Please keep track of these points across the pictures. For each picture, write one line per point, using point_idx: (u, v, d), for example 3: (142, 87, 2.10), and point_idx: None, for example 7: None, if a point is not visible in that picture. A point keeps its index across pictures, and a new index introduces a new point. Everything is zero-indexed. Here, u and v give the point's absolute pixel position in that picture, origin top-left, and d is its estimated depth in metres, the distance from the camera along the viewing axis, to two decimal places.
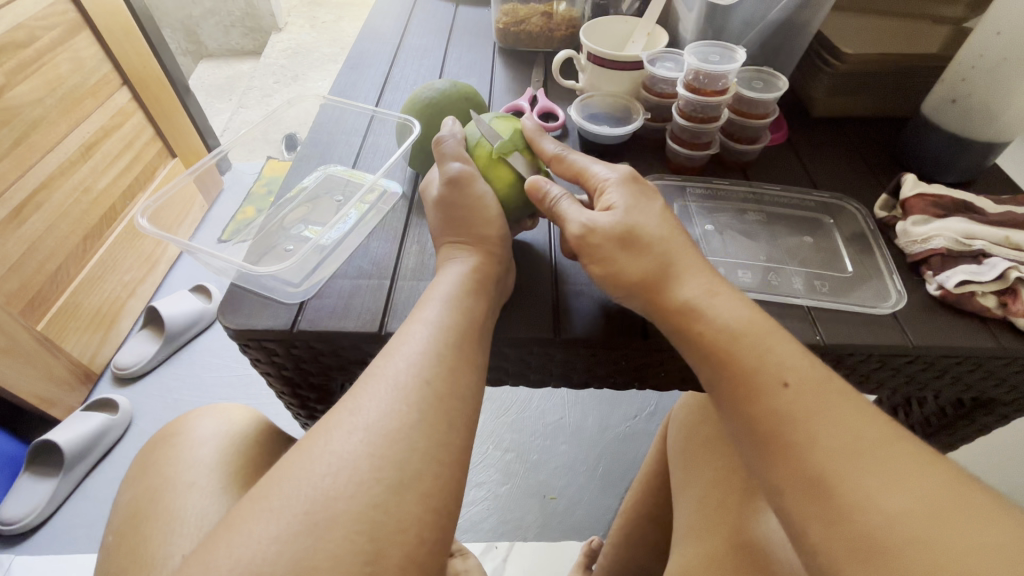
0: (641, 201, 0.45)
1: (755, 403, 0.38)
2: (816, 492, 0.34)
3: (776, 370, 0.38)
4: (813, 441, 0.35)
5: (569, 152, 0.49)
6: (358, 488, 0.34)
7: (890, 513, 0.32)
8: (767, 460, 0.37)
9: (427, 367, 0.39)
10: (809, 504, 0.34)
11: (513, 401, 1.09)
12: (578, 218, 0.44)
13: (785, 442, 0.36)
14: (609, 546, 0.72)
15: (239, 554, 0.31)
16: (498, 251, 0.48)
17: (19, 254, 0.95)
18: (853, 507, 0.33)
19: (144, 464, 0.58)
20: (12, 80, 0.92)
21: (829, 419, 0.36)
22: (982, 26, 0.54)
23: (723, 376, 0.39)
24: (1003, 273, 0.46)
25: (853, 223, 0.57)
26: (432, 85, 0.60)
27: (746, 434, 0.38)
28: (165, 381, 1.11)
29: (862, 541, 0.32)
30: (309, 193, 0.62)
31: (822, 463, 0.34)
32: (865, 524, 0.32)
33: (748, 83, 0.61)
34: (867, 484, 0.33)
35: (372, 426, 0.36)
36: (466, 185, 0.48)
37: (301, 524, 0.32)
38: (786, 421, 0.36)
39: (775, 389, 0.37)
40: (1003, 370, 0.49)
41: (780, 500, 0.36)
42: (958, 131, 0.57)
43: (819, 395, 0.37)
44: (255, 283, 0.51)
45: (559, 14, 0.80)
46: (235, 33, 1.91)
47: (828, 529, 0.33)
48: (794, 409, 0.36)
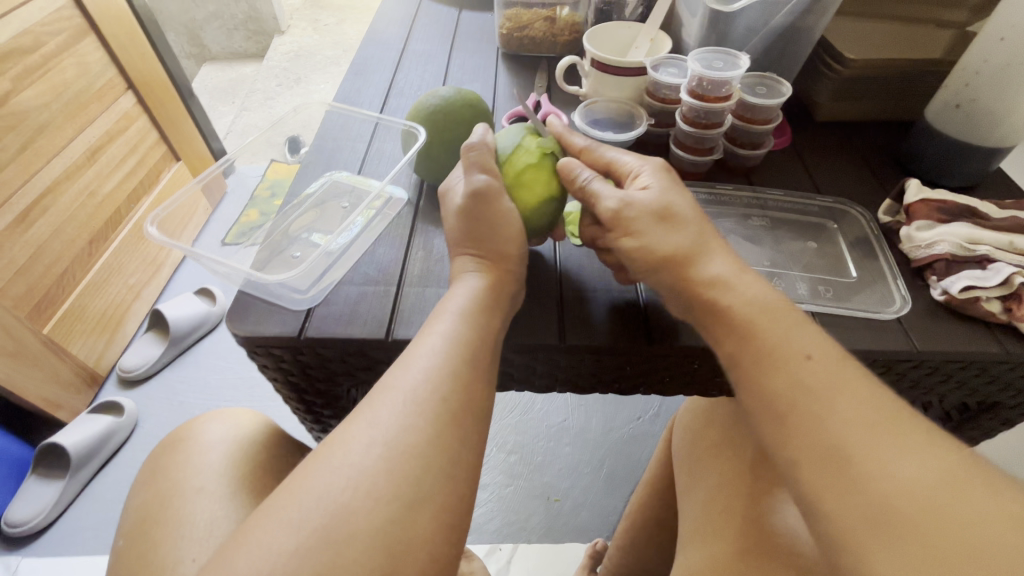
0: (675, 185, 0.46)
1: (777, 373, 0.38)
2: (833, 462, 0.34)
3: (781, 379, 0.38)
4: (831, 413, 0.35)
5: (599, 145, 0.51)
6: (375, 504, 0.34)
7: (904, 481, 0.33)
8: (784, 432, 0.37)
9: (443, 382, 0.39)
10: (824, 474, 0.34)
11: (516, 403, 1.09)
12: (613, 196, 0.45)
13: (805, 413, 0.36)
14: (615, 549, 0.72)
15: (259, 569, 0.32)
16: (516, 266, 0.48)
17: (26, 258, 0.96)
18: (869, 477, 0.33)
19: (153, 469, 0.58)
20: (18, 86, 0.93)
21: (852, 394, 0.36)
22: (985, 32, 0.55)
23: (746, 347, 0.40)
24: (1007, 279, 0.47)
25: (857, 228, 0.57)
26: (436, 92, 0.61)
27: (765, 404, 0.38)
28: (171, 384, 1.11)
29: (878, 511, 0.32)
30: (315, 199, 0.62)
31: (841, 436, 0.35)
32: (881, 494, 0.33)
33: (752, 89, 0.61)
34: (884, 456, 0.33)
35: (390, 442, 0.36)
36: (491, 200, 0.47)
37: (320, 538, 0.33)
38: (808, 393, 0.36)
39: (798, 361, 0.38)
40: (1008, 374, 0.49)
41: (793, 470, 0.36)
42: (962, 136, 0.58)
43: (842, 372, 0.37)
44: (262, 290, 0.51)
45: (561, 19, 0.80)
46: (238, 37, 1.92)
47: (842, 498, 0.33)
48: (816, 381, 0.37)
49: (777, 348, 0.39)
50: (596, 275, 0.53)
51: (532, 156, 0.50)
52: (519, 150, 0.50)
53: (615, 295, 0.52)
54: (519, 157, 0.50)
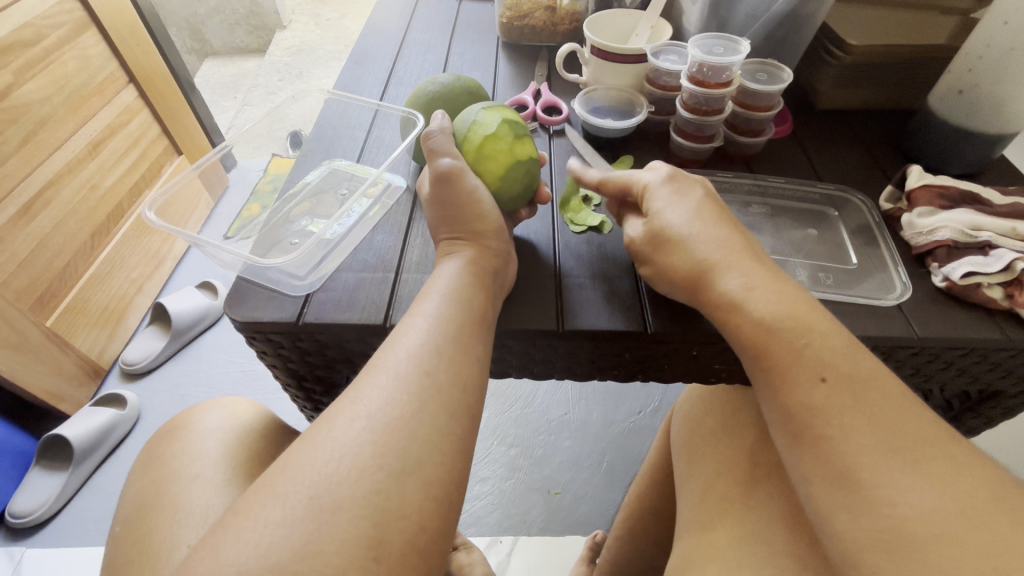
0: (680, 202, 0.45)
1: (790, 398, 0.38)
2: (846, 485, 0.35)
3: (808, 368, 0.38)
4: (846, 435, 0.36)
5: (612, 172, 0.50)
6: (360, 474, 0.34)
7: (920, 511, 0.33)
8: (800, 453, 0.37)
9: (427, 357, 0.40)
10: (837, 495, 0.35)
11: (517, 396, 1.09)
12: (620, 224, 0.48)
13: (820, 436, 0.37)
14: (614, 540, 0.73)
15: (244, 539, 0.32)
16: (494, 245, 0.48)
17: (29, 251, 0.96)
18: (880, 500, 0.34)
19: (150, 457, 0.58)
20: (20, 78, 0.93)
21: (865, 416, 0.36)
22: (990, 16, 0.54)
23: (759, 367, 0.40)
24: (1009, 265, 0.46)
25: (859, 215, 0.57)
26: (435, 79, 0.60)
27: (782, 426, 0.39)
28: (172, 377, 1.12)
29: (889, 533, 0.33)
30: (314, 187, 0.62)
31: (855, 459, 0.35)
32: (894, 517, 0.33)
33: (752, 75, 0.61)
34: (897, 481, 0.34)
35: (374, 415, 0.37)
36: (457, 181, 0.48)
37: (306, 508, 0.33)
38: (821, 415, 0.37)
39: (811, 384, 0.38)
40: (1010, 362, 0.49)
41: (809, 488, 0.37)
42: (966, 121, 0.57)
43: (858, 391, 0.37)
44: (260, 276, 0.52)
45: (562, 8, 0.80)
46: (240, 32, 1.92)
47: (856, 521, 0.34)
48: (828, 404, 0.37)
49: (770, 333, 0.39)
50: (591, 260, 0.53)
51: (488, 132, 0.50)
52: (474, 125, 0.51)
53: (613, 281, 0.52)
54: (476, 135, 0.50)
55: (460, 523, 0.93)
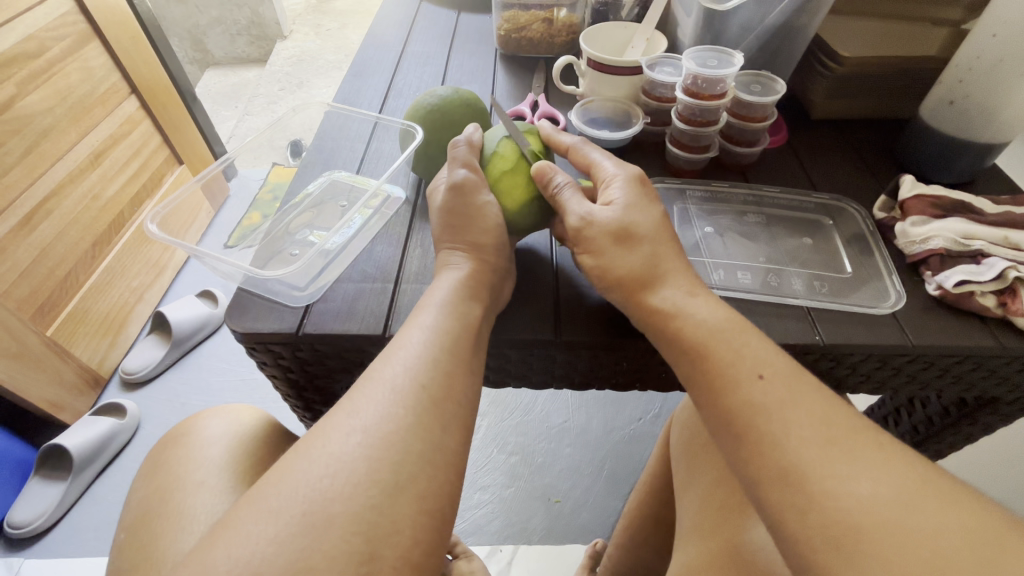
0: (642, 200, 0.46)
1: (730, 398, 0.37)
2: (790, 480, 0.33)
3: (752, 364, 0.38)
4: (787, 430, 0.35)
5: (586, 144, 0.52)
6: (354, 489, 0.34)
7: (860, 500, 0.31)
8: (742, 454, 0.36)
9: (424, 371, 0.40)
10: (782, 492, 0.34)
11: (517, 403, 1.09)
12: (578, 211, 0.46)
13: (761, 432, 0.35)
14: (615, 548, 0.73)
15: (236, 555, 0.32)
16: (494, 257, 0.49)
17: (30, 261, 0.97)
18: (822, 493, 0.32)
19: (153, 464, 0.58)
20: (23, 90, 0.94)
21: (796, 412, 0.36)
22: (979, 28, 0.55)
23: (699, 368, 0.40)
24: (1002, 273, 0.47)
25: (853, 224, 0.58)
26: (434, 91, 0.61)
27: (723, 427, 0.37)
28: (172, 386, 1.12)
29: (835, 527, 0.31)
30: (314, 198, 0.63)
31: (796, 454, 0.34)
32: (838, 510, 0.31)
33: (746, 87, 0.62)
34: (837, 473, 0.33)
35: (369, 428, 0.37)
36: (449, 193, 0.49)
37: (299, 524, 0.33)
38: (762, 411, 0.36)
39: (750, 383, 0.37)
40: (1005, 368, 0.49)
41: (758, 490, 0.35)
42: (958, 131, 0.58)
43: (794, 388, 0.37)
44: (261, 288, 0.52)
45: (559, 20, 0.81)
46: (241, 42, 1.94)
47: (801, 516, 0.32)
48: (769, 401, 0.36)
49: (754, 343, 0.40)
50: None
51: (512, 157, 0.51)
52: (498, 153, 0.51)
53: None
54: (503, 158, 0.51)
55: (460, 533, 0.93)
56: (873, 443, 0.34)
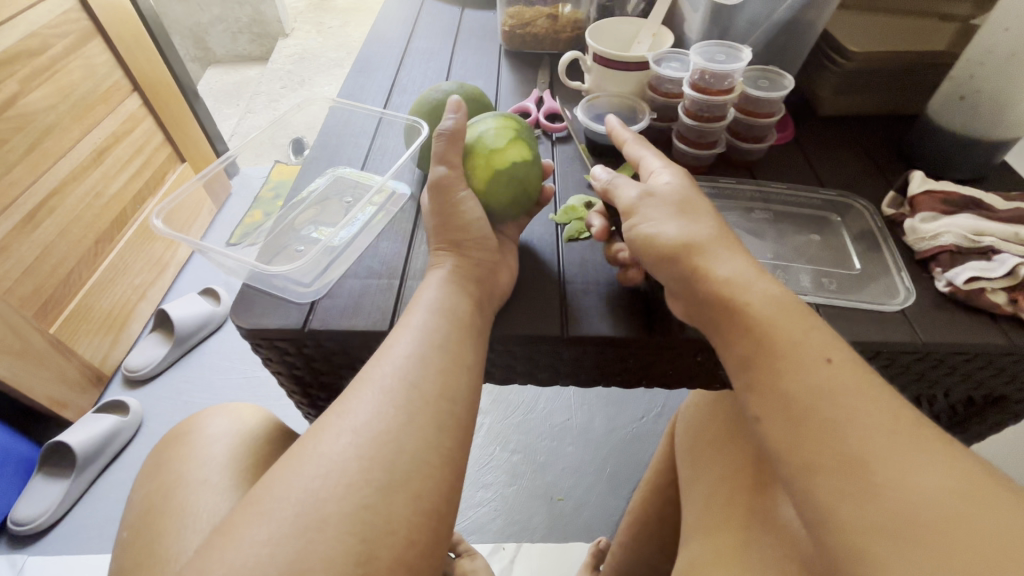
0: (691, 185, 0.48)
1: (791, 380, 0.37)
2: (850, 468, 0.33)
3: (818, 348, 0.37)
4: (852, 417, 0.34)
5: (640, 140, 0.53)
6: (347, 489, 0.34)
7: (921, 492, 0.31)
8: (797, 439, 0.35)
9: (415, 370, 0.40)
10: (840, 479, 0.33)
11: (520, 402, 1.09)
12: (633, 193, 0.46)
13: (823, 417, 0.35)
14: (619, 546, 0.72)
15: (230, 560, 0.32)
16: (480, 254, 0.48)
17: (33, 258, 0.97)
18: (885, 483, 0.32)
19: (158, 461, 0.58)
20: (26, 87, 0.94)
21: (863, 401, 0.35)
22: (989, 23, 0.54)
23: (756, 355, 0.39)
24: (1013, 269, 0.46)
25: (861, 221, 0.57)
26: (439, 87, 0.61)
27: (777, 412, 0.37)
28: (175, 384, 1.12)
29: (894, 517, 0.31)
30: (319, 194, 0.63)
31: (861, 442, 0.33)
32: (898, 500, 0.31)
33: (754, 82, 0.61)
34: (900, 463, 0.32)
35: (360, 428, 0.37)
36: (450, 190, 0.49)
37: (292, 526, 0.33)
38: (825, 397, 0.35)
39: (816, 365, 0.37)
40: (1014, 367, 0.49)
41: (808, 477, 0.35)
42: (968, 126, 0.57)
43: (859, 375, 0.36)
44: (267, 283, 0.52)
45: (564, 16, 0.80)
46: (243, 40, 1.93)
47: (860, 506, 0.32)
48: (834, 385, 0.36)
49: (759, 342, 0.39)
50: (595, 265, 0.54)
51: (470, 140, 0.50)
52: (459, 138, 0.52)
53: (617, 286, 0.52)
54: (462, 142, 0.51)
55: (463, 531, 0.93)
56: (936, 437, 0.34)
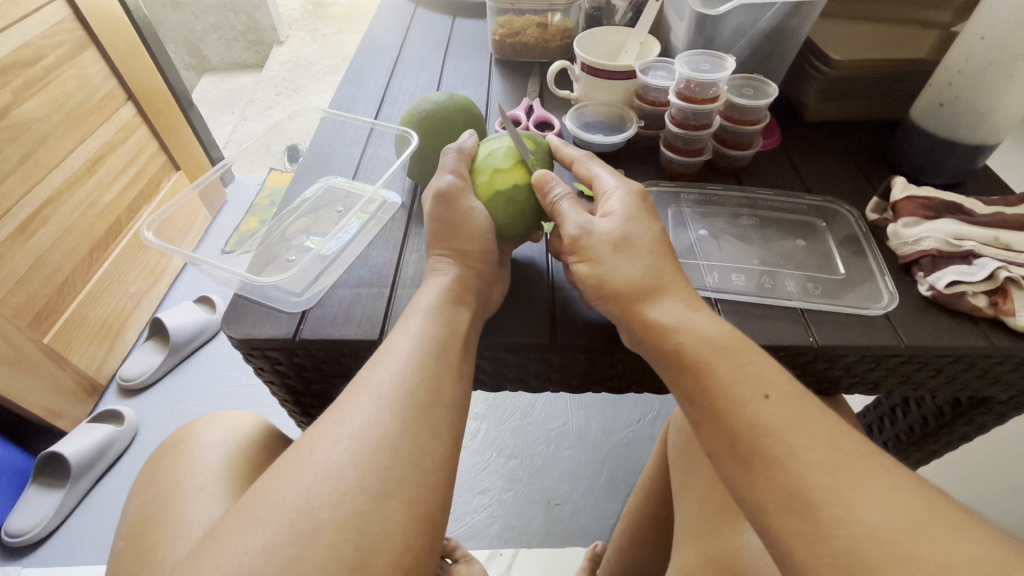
0: (643, 212, 0.47)
1: (734, 418, 0.37)
2: (797, 507, 0.34)
3: (758, 384, 0.38)
4: (793, 455, 0.35)
5: (589, 158, 0.53)
6: (342, 497, 0.35)
7: (867, 527, 0.32)
8: (749, 478, 0.36)
9: (412, 377, 0.40)
10: (790, 520, 0.34)
11: (515, 407, 1.09)
12: (574, 224, 0.46)
13: (766, 456, 0.35)
14: (614, 550, 0.73)
15: (224, 567, 0.32)
16: (479, 265, 0.48)
17: (27, 268, 0.97)
18: (832, 520, 0.32)
19: (153, 470, 0.58)
20: (20, 97, 0.95)
21: (803, 439, 0.35)
22: (965, 32, 0.56)
23: (698, 398, 0.39)
24: (992, 274, 0.47)
25: (846, 226, 0.58)
26: (429, 97, 0.62)
27: (727, 451, 0.37)
28: (171, 392, 1.12)
29: (844, 555, 0.31)
30: (311, 204, 0.63)
31: (803, 479, 0.34)
32: (847, 537, 0.32)
33: (738, 90, 0.62)
34: (846, 497, 0.33)
35: (356, 436, 0.37)
36: (440, 200, 0.49)
37: (286, 534, 0.33)
38: (768, 434, 0.36)
39: (756, 403, 0.37)
40: (998, 369, 0.50)
41: (766, 517, 0.35)
42: (949, 133, 0.58)
43: (798, 407, 0.37)
44: (258, 294, 0.52)
45: (554, 25, 0.81)
46: (237, 47, 1.94)
47: (811, 547, 0.33)
48: (776, 423, 0.36)
49: (744, 350, 0.40)
50: None
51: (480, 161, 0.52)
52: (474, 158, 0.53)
53: None
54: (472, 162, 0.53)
55: (461, 538, 0.93)
56: (877, 465, 0.34)
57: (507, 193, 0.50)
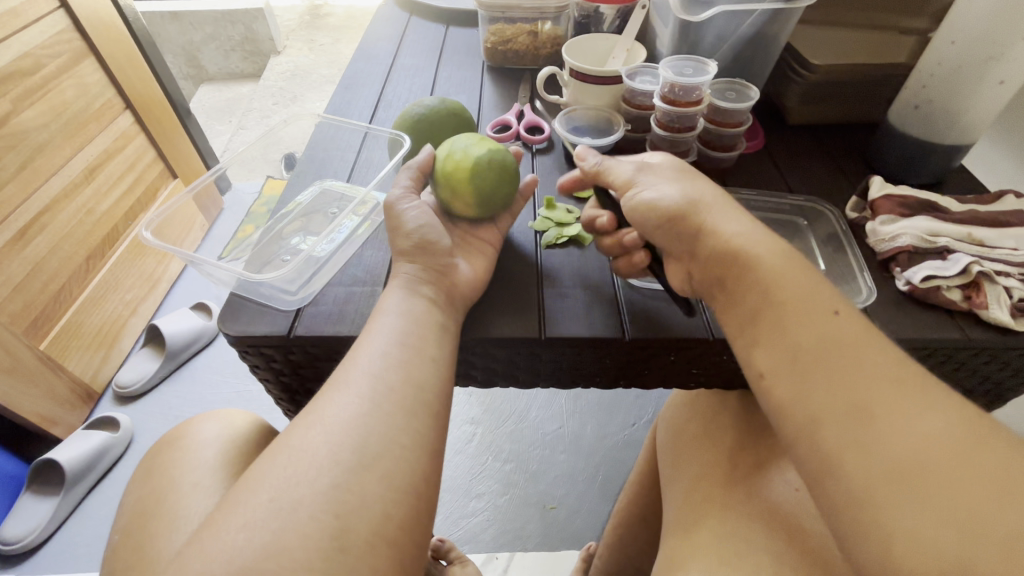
0: (682, 167, 0.50)
1: (798, 336, 0.39)
2: (856, 416, 0.35)
3: (828, 300, 0.41)
4: (860, 366, 0.36)
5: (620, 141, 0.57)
6: (318, 472, 0.36)
7: (926, 437, 0.33)
8: (808, 387, 0.37)
9: (380, 362, 0.42)
10: (846, 430, 0.35)
11: (511, 411, 1.10)
12: (628, 172, 0.51)
13: (830, 368, 0.37)
14: (605, 547, 0.74)
15: (208, 548, 0.33)
16: (449, 263, 0.50)
17: (24, 275, 0.98)
18: (889, 428, 0.34)
19: (149, 466, 0.59)
20: (18, 106, 0.96)
21: (856, 359, 0.37)
22: (939, 34, 0.58)
23: (761, 323, 0.41)
24: (965, 268, 0.49)
25: (827, 224, 0.60)
26: (422, 101, 0.63)
27: (787, 365, 0.39)
28: (166, 399, 1.12)
29: (901, 463, 0.33)
30: (306, 207, 0.64)
31: (864, 390, 0.36)
32: (902, 447, 0.33)
33: (721, 94, 0.64)
34: (909, 410, 0.34)
35: (328, 419, 0.39)
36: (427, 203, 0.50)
37: (269, 510, 0.34)
38: (834, 349, 0.38)
39: (826, 316, 0.39)
40: (973, 361, 0.51)
41: (815, 430, 0.36)
42: (925, 133, 0.60)
43: (864, 330, 0.39)
44: (253, 292, 0.53)
45: (544, 33, 0.84)
46: (235, 57, 1.97)
47: (865, 452, 0.34)
48: (846, 335, 0.38)
49: (817, 284, 0.42)
50: (574, 272, 0.56)
51: (439, 158, 0.54)
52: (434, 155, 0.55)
53: (596, 293, 0.54)
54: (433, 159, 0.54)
55: (458, 542, 0.93)
56: (933, 387, 0.36)
57: (480, 180, 0.52)
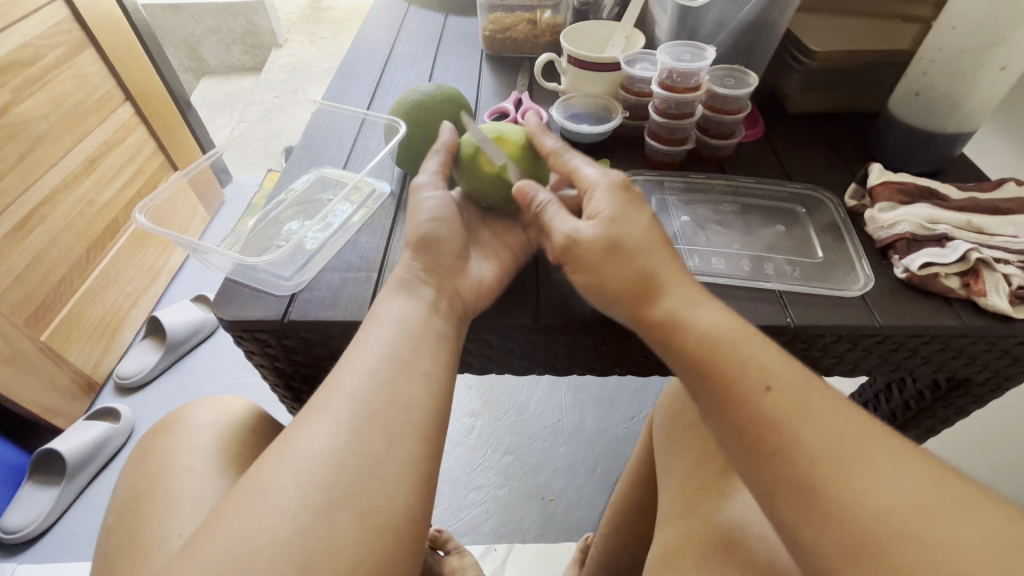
0: (628, 208, 0.47)
1: (743, 409, 0.38)
2: (805, 495, 0.34)
3: (761, 375, 0.39)
4: (800, 443, 0.35)
5: (565, 150, 0.52)
6: (273, 477, 0.37)
7: (878, 511, 0.32)
8: (756, 465, 0.37)
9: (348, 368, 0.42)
10: (798, 509, 0.34)
11: (510, 403, 1.10)
12: (568, 227, 0.46)
13: (775, 444, 0.36)
14: (602, 537, 0.74)
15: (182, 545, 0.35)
16: (451, 248, 0.50)
17: (24, 266, 0.98)
18: (839, 506, 0.33)
19: (144, 451, 0.59)
20: (18, 97, 0.96)
21: (796, 435, 0.36)
22: (941, 20, 0.57)
23: (710, 386, 0.40)
24: (964, 255, 0.49)
25: (826, 213, 0.59)
26: (418, 87, 0.63)
27: (736, 441, 0.38)
28: (167, 389, 1.13)
29: (857, 540, 0.32)
30: (301, 193, 0.64)
31: (807, 465, 0.35)
32: (854, 522, 0.32)
33: (720, 80, 0.64)
34: (856, 481, 0.33)
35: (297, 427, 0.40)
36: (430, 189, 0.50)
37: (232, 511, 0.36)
38: (775, 424, 0.37)
39: (759, 393, 0.38)
40: (971, 349, 0.51)
41: (773, 508, 0.36)
42: (925, 121, 0.60)
43: (802, 396, 0.37)
44: (248, 277, 0.53)
45: (543, 21, 0.83)
46: (236, 50, 1.96)
47: (819, 530, 0.33)
48: (777, 412, 0.37)
49: (755, 342, 0.40)
50: None
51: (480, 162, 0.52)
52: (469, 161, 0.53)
53: None
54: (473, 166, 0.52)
55: (455, 532, 0.94)
56: (883, 447, 0.35)
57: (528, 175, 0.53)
